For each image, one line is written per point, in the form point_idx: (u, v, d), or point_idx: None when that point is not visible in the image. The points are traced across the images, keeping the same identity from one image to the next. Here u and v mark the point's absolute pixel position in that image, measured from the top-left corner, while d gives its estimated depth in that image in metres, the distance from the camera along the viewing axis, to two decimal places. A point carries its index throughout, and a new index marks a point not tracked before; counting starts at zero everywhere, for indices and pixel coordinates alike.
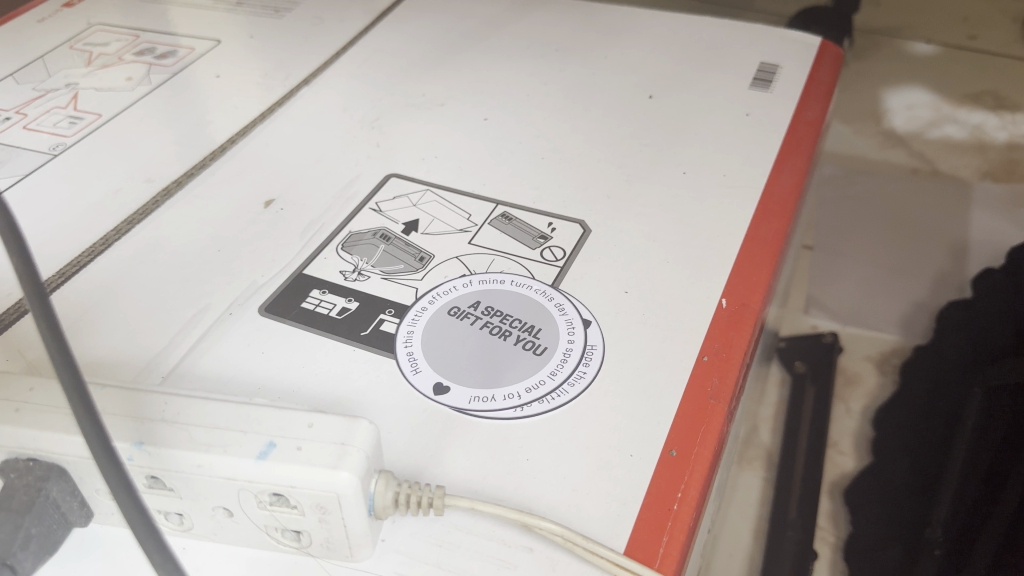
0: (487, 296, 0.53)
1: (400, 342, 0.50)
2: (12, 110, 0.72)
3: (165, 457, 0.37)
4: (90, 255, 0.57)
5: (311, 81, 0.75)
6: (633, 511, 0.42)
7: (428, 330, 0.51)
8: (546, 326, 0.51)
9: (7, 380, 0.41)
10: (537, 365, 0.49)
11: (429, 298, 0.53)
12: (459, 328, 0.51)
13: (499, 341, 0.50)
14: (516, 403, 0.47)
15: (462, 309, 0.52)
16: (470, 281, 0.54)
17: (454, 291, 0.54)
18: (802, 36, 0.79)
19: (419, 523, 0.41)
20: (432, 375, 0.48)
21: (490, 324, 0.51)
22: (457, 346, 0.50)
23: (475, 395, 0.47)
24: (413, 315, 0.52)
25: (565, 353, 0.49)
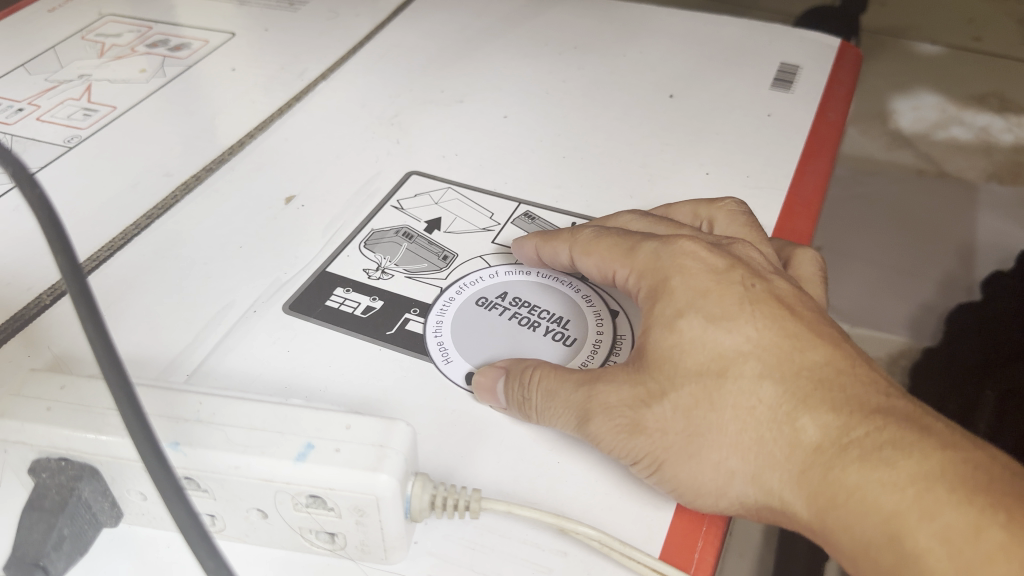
0: (514, 287, 0.54)
1: (428, 334, 0.51)
2: (25, 100, 0.71)
3: (203, 458, 0.37)
4: (109, 251, 0.56)
5: (328, 76, 0.75)
6: (665, 515, 0.42)
7: (456, 321, 0.51)
8: (574, 317, 0.51)
9: (38, 379, 0.41)
10: (567, 355, 0.49)
11: (455, 289, 0.54)
12: (486, 320, 0.51)
13: (528, 331, 0.50)
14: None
15: (489, 299, 0.53)
16: (497, 271, 0.55)
17: (481, 282, 0.54)
18: (821, 37, 0.79)
19: (451, 526, 0.41)
20: (464, 366, 0.49)
21: (518, 316, 0.51)
22: (485, 339, 0.50)
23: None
24: (440, 305, 0.52)
25: (596, 344, 0.49)
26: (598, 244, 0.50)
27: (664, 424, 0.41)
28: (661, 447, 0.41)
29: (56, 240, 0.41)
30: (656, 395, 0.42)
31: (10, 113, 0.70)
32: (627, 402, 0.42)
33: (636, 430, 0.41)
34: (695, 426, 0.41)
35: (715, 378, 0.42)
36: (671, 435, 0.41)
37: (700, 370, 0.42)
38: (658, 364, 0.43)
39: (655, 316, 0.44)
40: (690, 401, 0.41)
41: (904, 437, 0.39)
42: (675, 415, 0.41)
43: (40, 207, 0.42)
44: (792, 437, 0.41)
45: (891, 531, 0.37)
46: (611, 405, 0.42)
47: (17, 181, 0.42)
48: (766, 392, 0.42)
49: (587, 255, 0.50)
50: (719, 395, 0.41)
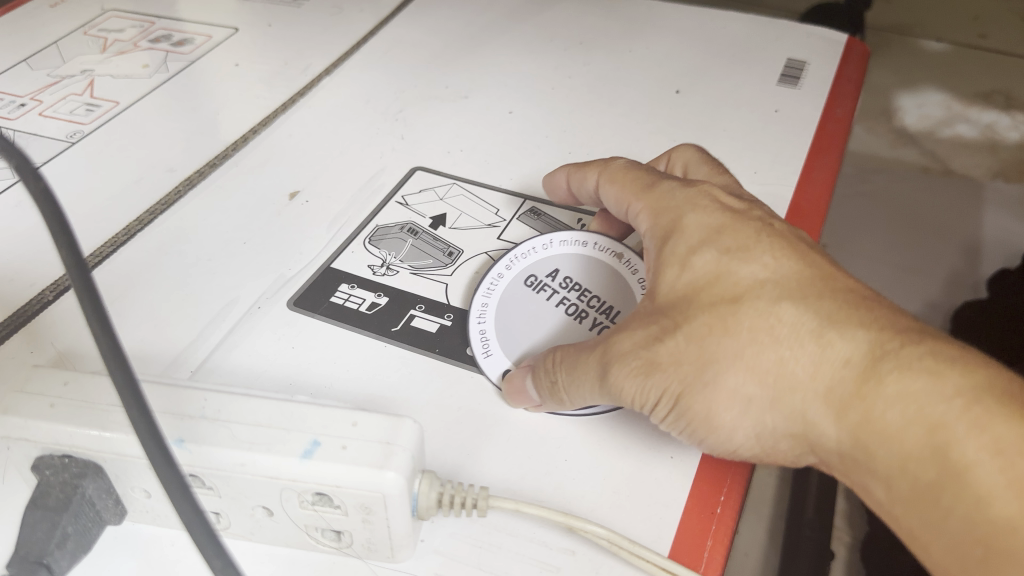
0: (569, 266, 0.52)
1: (472, 314, 0.50)
2: (27, 96, 0.71)
3: (207, 455, 0.37)
4: (113, 246, 0.56)
5: (332, 71, 0.74)
6: (675, 514, 0.41)
7: (502, 303, 0.51)
8: (626, 307, 0.50)
9: (41, 375, 0.40)
10: None
11: (507, 261, 0.52)
12: (534, 304, 0.50)
13: (573, 323, 0.49)
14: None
15: (539, 278, 0.52)
16: (550, 242, 0.53)
17: (532, 256, 0.53)
18: (828, 33, 0.78)
19: (457, 524, 0.41)
20: (503, 360, 0.48)
21: (567, 302, 0.50)
22: (528, 327, 0.50)
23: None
24: (489, 280, 0.52)
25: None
26: (624, 173, 0.50)
27: (679, 356, 0.40)
28: (678, 377, 0.40)
29: (59, 233, 0.40)
30: (671, 327, 0.41)
31: (13, 108, 0.69)
32: (641, 337, 0.41)
33: (650, 367, 0.40)
34: (712, 354, 0.40)
35: (733, 304, 0.41)
36: (687, 364, 0.40)
37: (716, 300, 0.41)
38: (674, 302, 0.42)
39: (670, 254, 0.44)
40: (707, 330, 0.40)
41: (939, 353, 0.38)
42: (691, 346, 0.40)
43: (43, 200, 0.42)
44: (824, 357, 0.39)
45: (935, 443, 0.35)
46: (626, 341, 0.41)
47: (20, 175, 0.42)
48: (787, 316, 0.40)
49: (609, 184, 0.51)
50: (737, 321, 0.40)
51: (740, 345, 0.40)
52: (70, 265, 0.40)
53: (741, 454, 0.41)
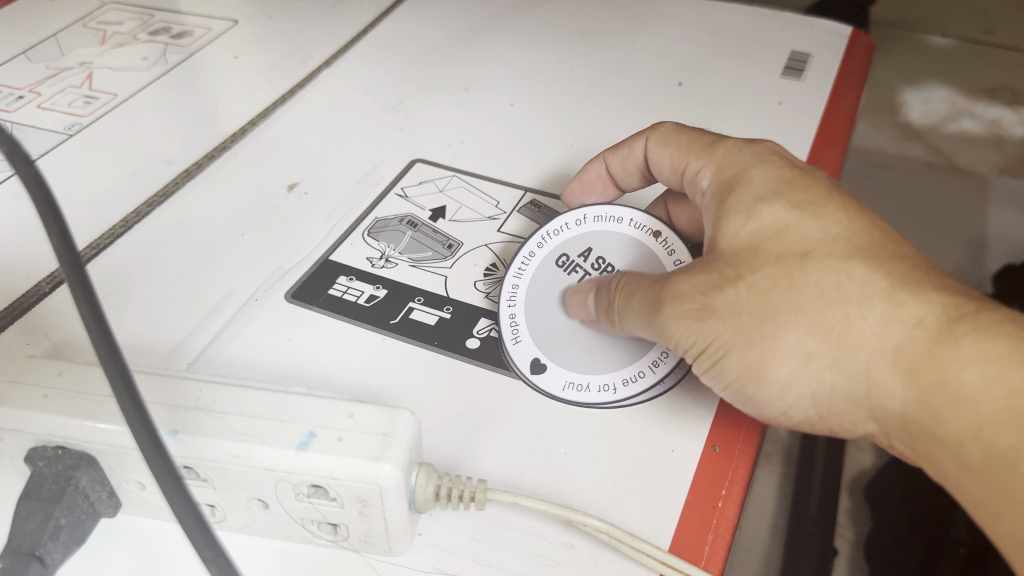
0: (604, 245, 0.51)
1: (502, 297, 0.49)
2: (25, 88, 0.71)
3: (202, 447, 0.36)
4: (109, 238, 0.55)
5: (331, 64, 0.73)
6: (676, 508, 0.41)
7: (532, 286, 0.50)
8: None
9: (35, 366, 0.40)
10: (643, 348, 0.47)
11: (539, 239, 0.51)
12: (566, 288, 0.50)
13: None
14: (612, 390, 0.45)
15: (570, 259, 0.51)
16: (583, 217, 0.51)
17: (564, 233, 0.51)
18: (833, 25, 0.78)
19: (455, 517, 0.40)
20: (530, 349, 0.47)
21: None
22: (559, 312, 0.49)
23: (570, 380, 0.46)
24: (520, 260, 0.51)
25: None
26: (677, 137, 0.50)
27: (735, 306, 0.41)
28: (736, 327, 0.40)
29: (51, 222, 0.40)
30: (732, 278, 0.41)
31: (11, 100, 0.69)
32: (699, 286, 0.42)
33: (704, 313, 0.41)
34: (773, 307, 0.40)
35: (798, 258, 0.41)
36: (746, 314, 0.40)
37: (781, 253, 0.41)
38: (736, 252, 0.42)
39: (732, 204, 0.44)
40: (770, 281, 0.41)
41: (1015, 323, 0.38)
42: (750, 296, 0.41)
43: (34, 187, 0.41)
44: (893, 317, 0.39)
45: (1011, 406, 0.35)
46: (682, 289, 0.42)
47: (11, 161, 0.41)
48: (855, 273, 0.40)
49: (663, 149, 0.50)
50: (801, 275, 0.40)
51: (803, 299, 0.40)
52: (62, 256, 0.39)
53: (793, 413, 0.42)
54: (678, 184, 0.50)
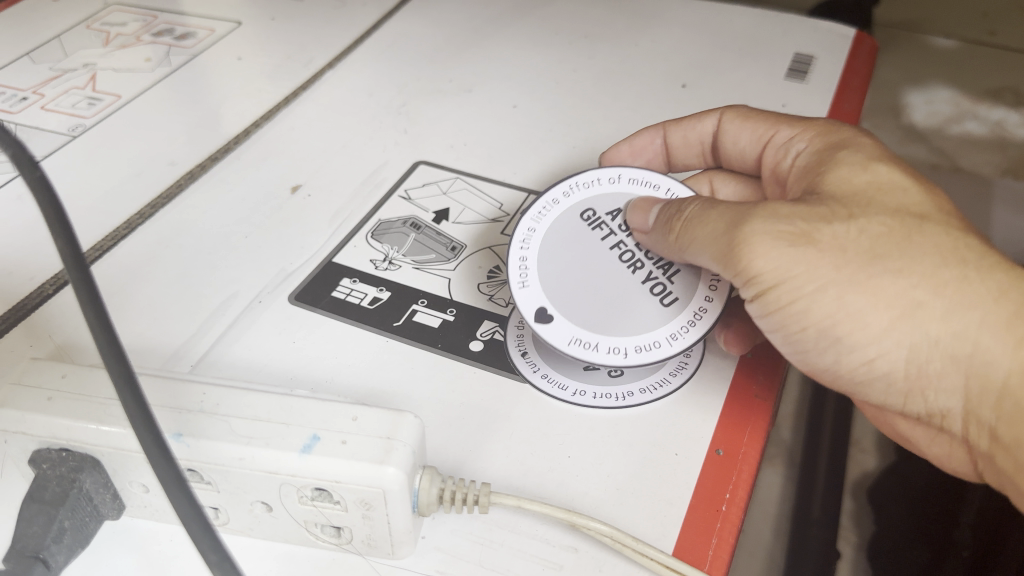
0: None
1: (517, 237, 0.48)
2: (29, 89, 0.71)
3: (206, 450, 0.36)
4: (113, 240, 0.55)
5: (335, 65, 0.74)
6: (680, 512, 0.41)
7: (551, 233, 0.48)
8: (686, 269, 0.48)
9: (39, 368, 0.40)
10: (660, 319, 0.45)
11: (567, 187, 0.50)
12: (587, 242, 0.48)
13: (624, 272, 0.47)
14: (621, 355, 0.44)
15: (597, 215, 0.49)
16: (619, 177, 0.51)
17: (595, 188, 0.50)
18: (837, 27, 0.78)
19: (459, 520, 0.40)
20: (539, 297, 0.46)
21: (622, 248, 0.48)
22: (573, 264, 0.47)
23: (577, 336, 0.45)
24: (543, 204, 0.49)
25: (697, 315, 0.46)
26: (757, 114, 0.54)
27: (842, 243, 0.41)
28: (843, 262, 0.40)
29: (57, 223, 0.40)
30: (843, 216, 0.41)
31: (14, 101, 0.69)
32: (804, 218, 0.41)
33: (808, 241, 0.40)
34: (886, 252, 0.41)
35: (914, 217, 0.42)
36: (858, 252, 0.40)
37: (898, 208, 0.42)
38: (846, 199, 0.43)
39: (841, 163, 0.45)
40: (884, 230, 0.41)
41: None
42: (860, 237, 0.41)
43: (40, 188, 0.41)
44: (999, 290, 0.41)
45: None
46: (786, 216, 0.41)
47: (17, 165, 0.41)
48: (968, 244, 0.42)
49: (740, 123, 0.54)
50: (919, 233, 0.41)
51: (918, 253, 0.41)
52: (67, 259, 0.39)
53: (878, 363, 0.42)
54: (753, 155, 0.54)
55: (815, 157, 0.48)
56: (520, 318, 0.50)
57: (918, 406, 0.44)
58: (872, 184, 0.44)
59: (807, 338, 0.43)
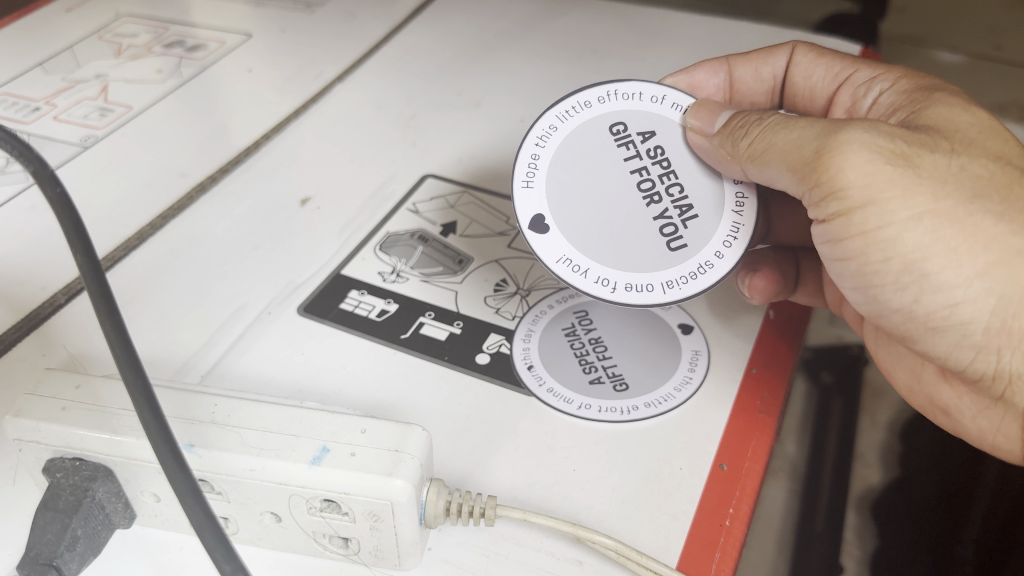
0: (666, 134, 0.49)
1: (536, 129, 0.49)
2: (41, 99, 0.72)
3: (217, 460, 0.37)
4: (125, 250, 0.56)
5: (344, 78, 0.74)
6: (683, 526, 0.41)
7: (572, 137, 0.49)
8: (705, 219, 0.48)
9: (53, 379, 0.40)
10: (661, 264, 0.47)
11: (605, 92, 0.49)
12: (607, 162, 0.49)
13: (638, 203, 0.48)
14: (608, 288, 0.47)
15: (626, 131, 0.49)
16: (662, 98, 0.50)
17: (633, 101, 0.50)
18: (842, 44, 0.78)
19: (465, 533, 0.41)
20: (540, 204, 0.48)
21: (645, 175, 0.49)
22: (586, 183, 0.48)
23: (569, 257, 0.47)
24: (574, 103, 0.49)
25: (699, 269, 0.48)
26: (832, 53, 0.57)
27: (939, 171, 0.41)
28: (939, 189, 0.40)
29: (77, 240, 0.39)
30: (942, 150, 0.42)
31: (27, 111, 0.70)
32: (903, 141, 0.41)
33: (907, 162, 0.40)
34: (985, 193, 0.41)
35: (1011, 168, 0.43)
36: (959, 188, 0.41)
37: (997, 156, 0.43)
38: (944, 134, 0.43)
39: (931, 106, 0.46)
40: (981, 172, 0.42)
41: None
42: (956, 171, 0.41)
43: (61, 207, 0.40)
44: None
45: None
46: (885, 136, 0.41)
47: (38, 181, 0.40)
48: None
49: (814, 60, 0.58)
50: (1018, 184, 0.42)
51: (1014, 202, 0.41)
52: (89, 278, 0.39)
53: (962, 309, 0.42)
54: (822, 90, 0.58)
55: (906, 89, 0.50)
56: (525, 331, 0.51)
57: (988, 365, 0.44)
58: (967, 127, 0.44)
59: (889, 271, 0.42)
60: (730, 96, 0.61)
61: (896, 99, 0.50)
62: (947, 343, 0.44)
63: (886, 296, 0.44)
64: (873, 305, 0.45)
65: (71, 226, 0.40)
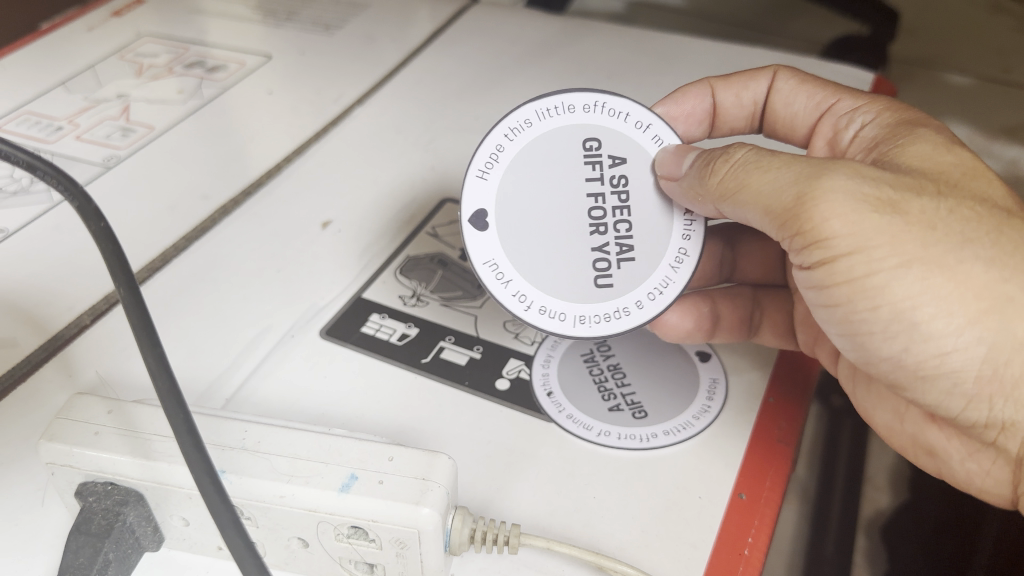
0: (635, 167, 0.50)
1: (512, 119, 0.49)
2: (64, 119, 0.73)
3: (248, 486, 0.37)
4: (150, 272, 0.57)
5: (363, 103, 0.76)
6: (703, 554, 0.42)
7: (541, 138, 0.49)
8: (639, 265, 0.50)
9: (85, 404, 0.41)
10: (586, 296, 0.49)
11: (592, 103, 0.50)
12: (567, 176, 0.49)
13: (579, 229, 0.49)
14: (523, 304, 0.49)
15: (596, 149, 0.50)
16: (646, 128, 0.50)
17: (614, 121, 0.50)
18: (856, 72, 0.80)
19: (487, 560, 0.41)
20: (486, 200, 0.49)
21: (598, 201, 0.49)
22: (540, 191, 0.49)
23: (496, 262, 0.49)
24: (557, 104, 0.49)
25: (617, 313, 0.49)
26: (812, 79, 0.58)
27: (927, 216, 0.40)
28: (927, 234, 0.40)
29: (120, 273, 0.40)
30: (929, 193, 0.41)
31: (49, 131, 0.71)
32: (889, 186, 0.41)
33: (894, 208, 0.40)
34: (976, 237, 0.41)
35: (1001, 211, 0.42)
36: (949, 233, 0.40)
37: (986, 199, 0.43)
38: (929, 176, 0.43)
39: (915, 143, 0.46)
40: (971, 216, 0.41)
41: None
42: (945, 215, 0.41)
43: (104, 241, 0.41)
44: None
45: None
46: (871, 181, 0.40)
47: (81, 215, 0.41)
48: None
49: (796, 85, 0.58)
50: (1008, 225, 0.42)
51: (1005, 245, 0.41)
52: (130, 308, 0.39)
53: (952, 358, 0.41)
54: (802, 119, 0.58)
55: (888, 122, 0.50)
56: (545, 357, 0.51)
57: (981, 413, 0.43)
58: (951, 167, 0.44)
59: (878, 320, 0.42)
60: (711, 120, 0.61)
61: (878, 131, 0.51)
62: (937, 391, 0.43)
63: (874, 344, 0.43)
64: (862, 352, 0.45)
65: (116, 262, 0.40)
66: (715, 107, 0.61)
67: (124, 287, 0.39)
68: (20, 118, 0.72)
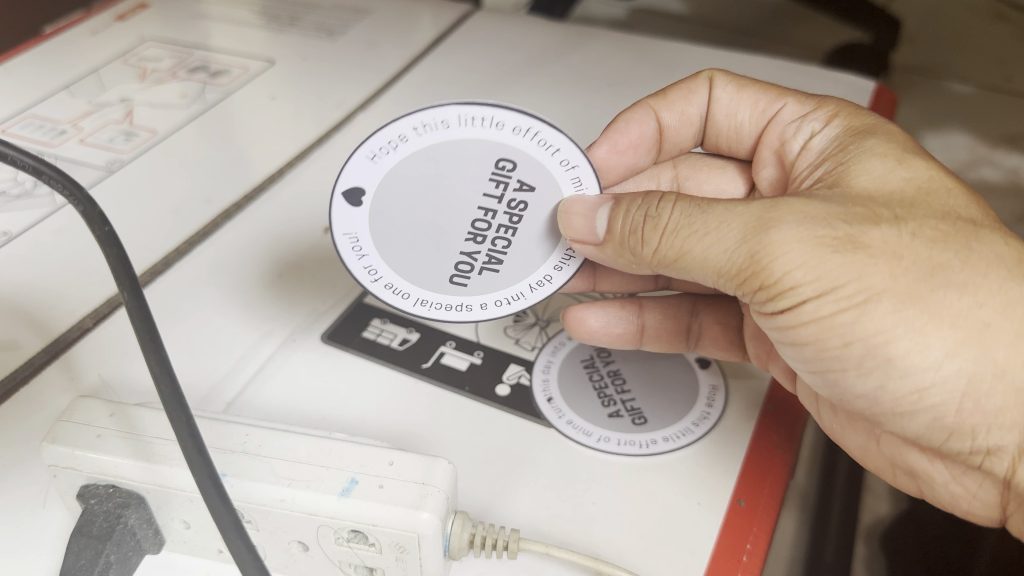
0: (540, 197, 0.50)
1: (431, 116, 0.50)
2: (68, 122, 0.73)
3: (249, 490, 0.38)
4: (153, 276, 0.57)
5: (365, 108, 0.76)
6: (702, 560, 0.42)
7: (450, 143, 0.50)
8: (503, 275, 0.49)
9: (87, 406, 0.42)
10: (435, 285, 0.49)
11: (519, 127, 0.50)
12: (464, 185, 0.50)
13: (454, 231, 0.49)
14: (370, 277, 0.49)
15: (503, 170, 0.50)
16: (569, 166, 0.50)
17: (538, 151, 0.50)
18: (856, 81, 0.80)
19: (487, 565, 0.41)
20: (370, 180, 0.49)
21: (483, 213, 0.49)
22: (433, 185, 0.50)
23: (356, 237, 0.49)
24: (485, 116, 0.49)
25: (457, 309, 0.49)
26: (750, 84, 0.58)
27: (890, 246, 0.40)
28: (892, 268, 0.40)
29: (122, 277, 0.40)
30: (888, 220, 0.41)
31: (53, 134, 0.71)
32: (846, 221, 0.40)
33: (855, 244, 0.40)
34: (941, 262, 0.40)
35: (962, 227, 0.42)
36: (916, 262, 0.40)
37: (948, 214, 0.43)
38: (884, 200, 0.43)
39: (865, 161, 0.46)
40: (933, 237, 0.41)
41: None
42: (909, 241, 0.40)
43: (108, 244, 0.41)
44: None
45: None
46: (828, 220, 0.40)
47: (86, 220, 0.41)
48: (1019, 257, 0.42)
49: (735, 93, 0.58)
50: (974, 240, 0.42)
51: (971, 264, 0.41)
52: (132, 309, 0.39)
53: (931, 392, 0.41)
54: (746, 124, 0.59)
55: (837, 133, 0.51)
56: (545, 363, 0.52)
57: (963, 443, 0.43)
58: (905, 185, 0.44)
59: (850, 357, 0.42)
60: (658, 143, 0.61)
61: (828, 142, 0.51)
62: (917, 423, 0.43)
63: (848, 381, 0.43)
64: (833, 389, 0.45)
65: (121, 268, 0.40)
66: (658, 129, 0.61)
67: (127, 290, 0.40)
68: (24, 122, 0.73)
